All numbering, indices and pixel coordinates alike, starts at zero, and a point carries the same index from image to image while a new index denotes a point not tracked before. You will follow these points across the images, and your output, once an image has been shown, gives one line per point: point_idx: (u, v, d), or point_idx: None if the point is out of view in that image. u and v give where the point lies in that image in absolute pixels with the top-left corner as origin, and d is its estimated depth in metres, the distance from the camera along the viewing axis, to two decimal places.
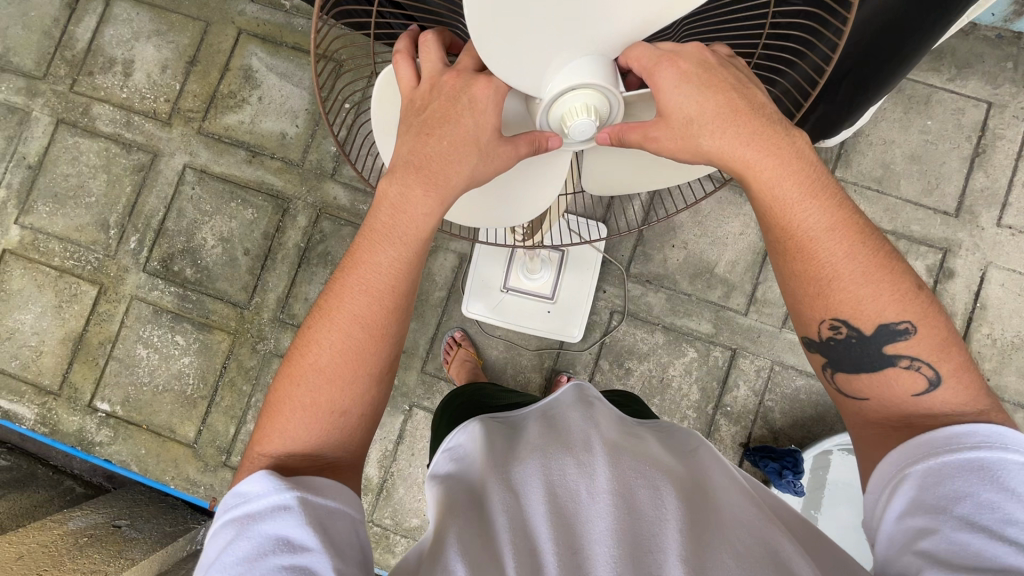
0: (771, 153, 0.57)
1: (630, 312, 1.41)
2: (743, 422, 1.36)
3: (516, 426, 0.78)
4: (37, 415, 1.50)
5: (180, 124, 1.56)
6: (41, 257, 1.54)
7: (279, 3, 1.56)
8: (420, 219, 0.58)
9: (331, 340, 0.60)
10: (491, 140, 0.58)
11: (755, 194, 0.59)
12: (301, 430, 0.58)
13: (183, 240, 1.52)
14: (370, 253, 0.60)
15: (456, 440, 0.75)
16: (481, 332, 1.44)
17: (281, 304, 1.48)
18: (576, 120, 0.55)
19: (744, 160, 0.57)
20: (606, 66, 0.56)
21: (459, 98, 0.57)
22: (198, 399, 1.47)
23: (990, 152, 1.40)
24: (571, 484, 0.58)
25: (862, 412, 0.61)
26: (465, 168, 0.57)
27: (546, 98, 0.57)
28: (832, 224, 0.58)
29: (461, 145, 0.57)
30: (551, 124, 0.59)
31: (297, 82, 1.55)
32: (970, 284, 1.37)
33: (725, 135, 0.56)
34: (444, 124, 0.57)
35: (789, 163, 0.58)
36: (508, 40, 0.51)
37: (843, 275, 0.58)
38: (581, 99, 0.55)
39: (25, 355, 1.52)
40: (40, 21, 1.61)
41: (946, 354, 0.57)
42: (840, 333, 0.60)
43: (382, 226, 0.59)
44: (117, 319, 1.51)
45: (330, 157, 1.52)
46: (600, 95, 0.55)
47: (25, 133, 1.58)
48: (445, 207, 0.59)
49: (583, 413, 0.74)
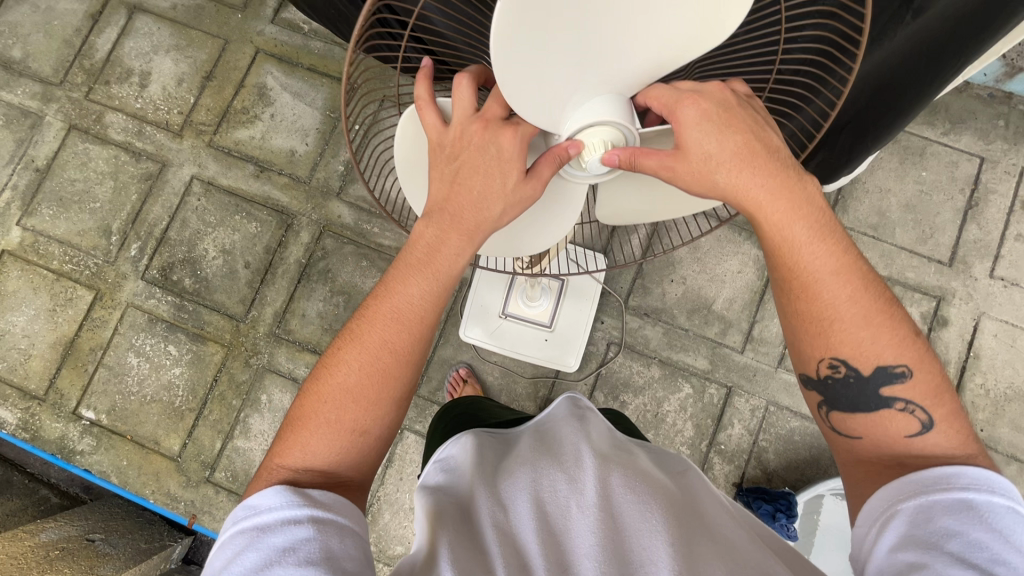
0: (782, 196, 0.59)
1: (627, 344, 1.41)
2: (737, 462, 1.35)
3: (508, 443, 0.78)
4: (19, 419, 1.47)
5: (192, 136, 1.58)
6: (39, 259, 1.54)
7: (298, 27, 1.62)
8: (451, 258, 0.60)
9: (358, 362, 0.60)
10: (520, 180, 0.59)
11: (765, 233, 0.61)
12: (322, 446, 0.57)
13: (184, 250, 1.52)
14: (402, 280, 0.61)
15: (448, 451, 0.75)
16: (477, 357, 1.43)
17: (278, 318, 1.48)
18: (593, 155, 0.57)
19: (755, 200, 0.59)
20: (621, 104, 0.58)
21: (492, 143, 0.59)
22: (185, 412, 1.45)
23: (982, 205, 1.43)
24: (562, 501, 0.58)
25: (854, 451, 0.61)
26: (494, 213, 0.59)
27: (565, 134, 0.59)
28: (839, 266, 0.59)
29: (492, 188, 0.59)
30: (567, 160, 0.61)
31: (310, 101, 1.58)
32: (964, 333, 1.38)
33: (741, 173, 0.58)
34: (474, 172, 0.59)
35: (794, 205, 0.59)
36: (534, 78, 0.52)
37: (843, 316, 0.59)
38: (599, 135, 0.57)
39: (13, 357, 1.49)
40: (62, 30, 1.65)
41: (938, 398, 0.58)
42: (839, 372, 0.61)
43: (415, 258, 0.61)
44: (110, 325, 1.50)
45: (337, 176, 1.53)
46: (616, 130, 0.57)
47: (36, 137, 1.60)
48: (472, 247, 0.60)
49: (576, 427, 0.75)
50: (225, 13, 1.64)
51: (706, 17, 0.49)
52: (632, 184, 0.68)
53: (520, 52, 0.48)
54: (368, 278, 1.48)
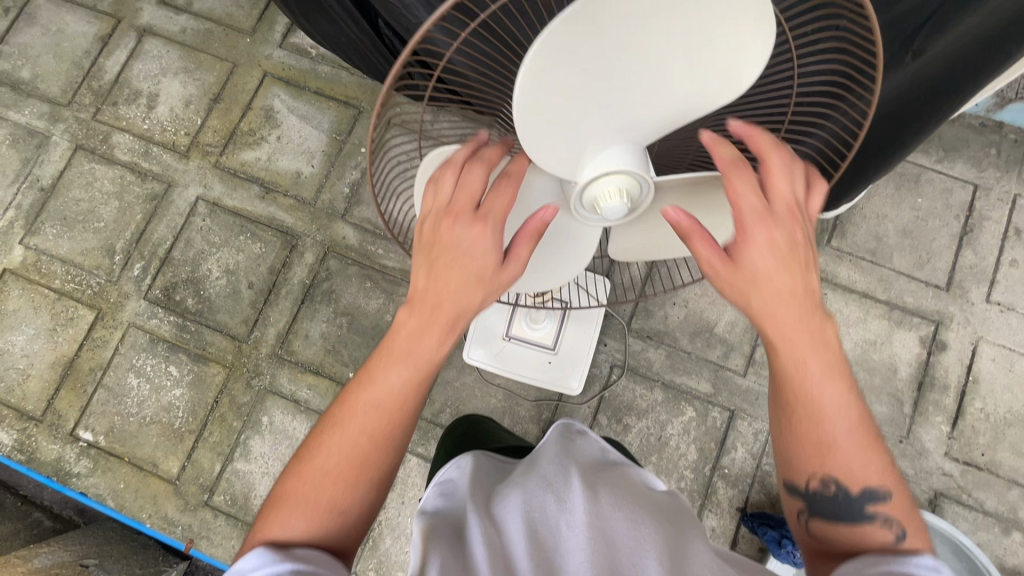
0: (805, 333, 0.59)
1: (630, 367, 1.42)
2: (741, 486, 1.35)
3: (505, 472, 0.81)
4: (15, 441, 1.45)
5: (198, 157, 1.59)
6: (41, 278, 1.54)
7: (306, 52, 1.64)
8: (430, 347, 0.61)
9: (340, 444, 0.60)
10: (497, 268, 0.60)
11: (777, 360, 0.60)
12: (300, 525, 0.56)
13: (187, 271, 1.52)
14: (384, 369, 0.62)
15: (448, 474, 0.77)
16: (480, 380, 1.43)
17: (280, 339, 1.48)
18: (609, 204, 0.58)
19: (779, 328, 0.59)
20: (636, 153, 0.59)
21: (466, 238, 0.58)
22: (185, 433, 1.43)
23: (977, 231, 1.46)
24: (552, 521, 0.61)
25: (826, 544, 0.60)
26: (474, 302, 0.60)
27: (580, 182, 0.60)
28: (845, 407, 0.58)
29: (470, 278, 0.59)
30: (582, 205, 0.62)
31: (316, 124, 1.60)
32: (963, 357, 1.39)
33: (774, 302, 0.58)
34: (452, 265, 0.59)
35: (814, 341, 0.59)
36: (555, 124, 0.53)
37: (840, 441, 0.58)
38: (614, 183, 0.58)
39: (11, 377, 1.48)
40: (72, 52, 1.67)
41: (909, 518, 0.57)
42: (828, 488, 0.58)
43: (395, 348, 0.62)
44: (111, 345, 1.49)
45: (342, 197, 1.54)
46: (632, 179, 0.58)
47: (42, 156, 1.61)
48: (451, 332, 0.61)
49: (567, 457, 0.79)
50: (234, 37, 1.67)
51: (726, 72, 0.51)
52: (643, 225, 0.70)
53: (544, 98, 0.49)
54: (372, 299, 1.49)
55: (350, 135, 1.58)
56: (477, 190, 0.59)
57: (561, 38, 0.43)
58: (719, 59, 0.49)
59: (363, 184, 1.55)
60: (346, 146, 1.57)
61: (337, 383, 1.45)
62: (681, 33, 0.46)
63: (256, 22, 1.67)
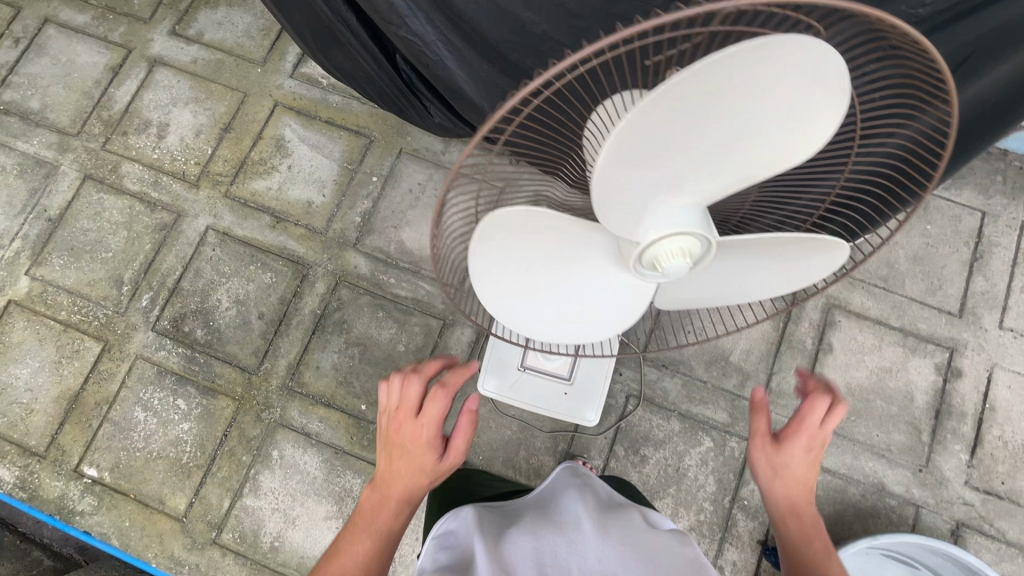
0: (806, 508, 0.68)
1: (646, 397, 1.41)
2: (761, 518, 1.33)
3: (509, 512, 0.82)
4: (17, 478, 1.41)
5: (208, 187, 1.58)
6: (47, 310, 1.51)
7: (317, 82, 1.65)
8: (387, 520, 0.67)
9: None
10: (441, 453, 0.69)
11: (784, 532, 0.68)
12: None
13: (197, 301, 1.50)
14: (351, 542, 0.66)
15: (448, 525, 0.77)
16: (495, 411, 1.42)
17: (291, 371, 1.46)
18: (672, 263, 0.57)
19: (785, 503, 0.69)
20: (700, 213, 0.58)
21: (415, 427, 0.68)
22: (193, 468, 1.40)
23: (987, 258, 1.47)
24: (564, 562, 0.63)
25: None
26: (423, 482, 0.68)
27: (641, 241, 0.58)
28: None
29: (420, 462, 0.68)
30: (641, 263, 0.60)
31: (327, 153, 1.60)
32: (979, 384, 1.39)
33: (782, 481, 0.69)
34: (403, 452, 0.68)
35: (815, 518, 0.68)
36: (629, 175, 0.52)
37: None
38: (677, 244, 0.57)
39: (14, 412, 1.45)
40: (82, 82, 1.68)
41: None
42: None
43: (359, 521, 0.68)
44: (118, 378, 1.46)
45: (354, 227, 1.54)
46: (696, 240, 0.57)
47: (51, 186, 1.60)
48: (407, 507, 0.69)
49: (572, 496, 0.81)
50: (245, 67, 1.68)
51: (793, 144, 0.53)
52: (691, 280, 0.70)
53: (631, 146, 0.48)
54: (384, 330, 1.47)
55: (361, 165, 1.58)
56: (421, 390, 0.70)
57: (676, 88, 0.42)
58: (798, 126, 0.51)
59: (375, 213, 1.55)
60: (357, 176, 1.57)
61: (349, 416, 1.43)
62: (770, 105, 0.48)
63: (267, 52, 1.68)
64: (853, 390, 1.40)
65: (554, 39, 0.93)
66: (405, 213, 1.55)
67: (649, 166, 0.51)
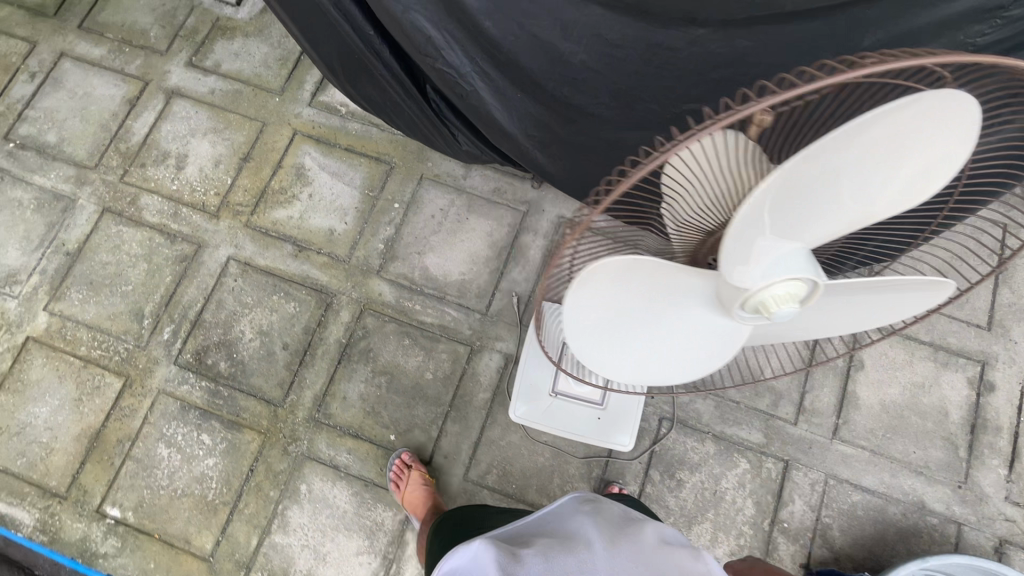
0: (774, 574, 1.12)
1: (679, 419, 1.39)
2: (802, 541, 1.31)
3: (516, 535, 0.85)
4: (37, 520, 1.37)
5: (228, 217, 1.57)
6: (66, 346, 1.49)
7: (335, 109, 1.65)
8: None
9: None
10: None
11: None
12: None
13: (220, 333, 1.48)
14: None
15: (453, 563, 0.78)
16: (526, 438, 1.40)
17: (317, 402, 1.43)
18: (783, 308, 0.51)
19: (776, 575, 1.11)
20: (810, 255, 0.52)
21: None
22: (219, 505, 1.37)
23: (1012, 270, 1.47)
24: None
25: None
26: None
27: (750, 285, 0.51)
28: None
29: None
30: (742, 306, 0.54)
31: (348, 181, 1.59)
32: (1013, 398, 1.38)
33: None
34: None
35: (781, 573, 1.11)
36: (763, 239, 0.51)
37: None
38: (790, 289, 0.51)
39: (33, 452, 1.41)
40: (99, 115, 1.67)
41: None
42: None
43: None
44: (140, 415, 1.43)
45: (377, 254, 1.53)
46: (807, 284, 0.51)
47: (68, 220, 1.58)
48: None
49: (580, 516, 0.86)
50: (263, 96, 1.68)
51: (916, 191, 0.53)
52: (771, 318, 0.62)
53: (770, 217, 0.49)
54: (411, 357, 1.46)
55: (383, 191, 1.58)
56: None
57: (816, 156, 0.45)
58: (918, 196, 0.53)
59: (398, 239, 1.54)
60: (379, 203, 1.57)
61: (378, 447, 1.40)
62: (899, 174, 0.50)
63: (284, 81, 1.69)
64: (887, 407, 1.38)
65: (593, 69, 0.94)
66: (428, 239, 1.54)
67: (795, 219, 0.50)
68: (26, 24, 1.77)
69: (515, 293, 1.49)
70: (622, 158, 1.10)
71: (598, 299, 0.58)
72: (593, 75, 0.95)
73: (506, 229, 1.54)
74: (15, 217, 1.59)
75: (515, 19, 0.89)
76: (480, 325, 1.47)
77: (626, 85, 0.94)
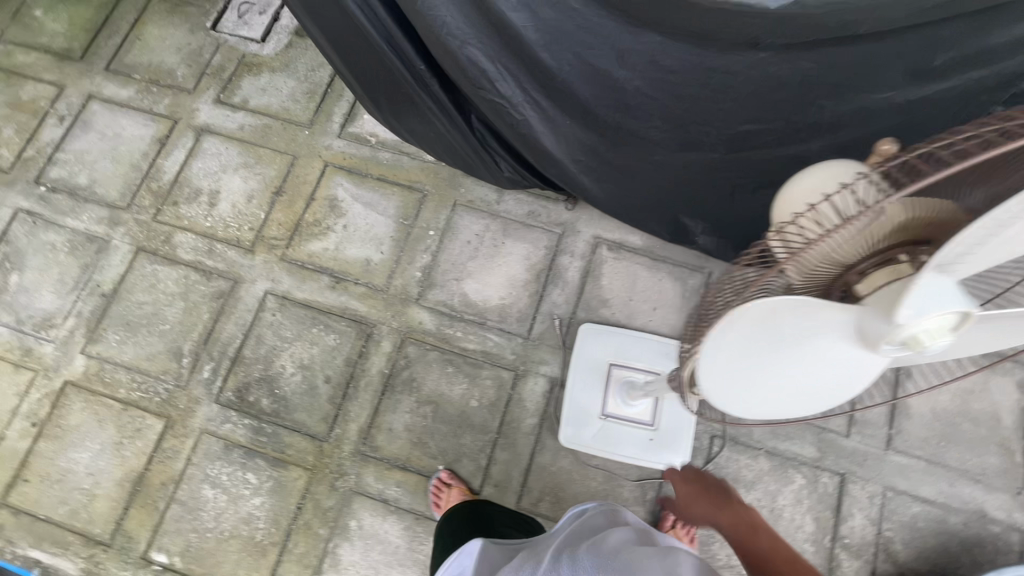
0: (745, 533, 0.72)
1: (731, 437, 1.38)
2: (865, 556, 1.29)
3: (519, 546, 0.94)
4: (81, 570, 1.34)
5: (264, 252, 1.57)
6: (105, 389, 1.47)
7: (365, 140, 1.67)
8: None
9: None
10: None
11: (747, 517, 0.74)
12: None
13: (260, 369, 1.47)
14: None
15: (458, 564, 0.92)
16: (577, 463, 1.38)
17: (363, 435, 1.41)
18: (928, 346, 0.42)
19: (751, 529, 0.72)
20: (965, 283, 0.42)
21: None
22: (268, 546, 1.34)
23: None
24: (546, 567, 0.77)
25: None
26: None
27: (890, 329, 0.41)
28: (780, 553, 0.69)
29: None
30: (885, 347, 0.43)
31: (382, 210, 1.60)
32: None
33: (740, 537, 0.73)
34: None
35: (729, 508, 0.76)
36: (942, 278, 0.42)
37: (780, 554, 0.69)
38: (936, 325, 0.41)
39: (76, 499, 1.39)
40: (129, 155, 1.68)
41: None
42: None
43: None
44: (183, 456, 1.41)
45: (415, 282, 1.53)
46: (960, 316, 0.41)
47: (103, 261, 1.58)
48: None
49: (570, 526, 0.95)
50: (292, 130, 1.69)
51: None
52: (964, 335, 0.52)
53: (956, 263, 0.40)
54: (455, 385, 1.44)
55: (417, 220, 1.58)
56: None
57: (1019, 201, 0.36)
58: None
59: (435, 266, 1.54)
60: (414, 231, 1.57)
61: (427, 478, 1.38)
62: None
63: (313, 114, 1.70)
64: (939, 415, 1.38)
65: (646, 94, 0.94)
66: (465, 265, 1.54)
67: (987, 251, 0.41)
68: (53, 69, 1.79)
69: (556, 316, 1.49)
70: (672, 177, 1.12)
71: (732, 356, 0.49)
72: (644, 99, 0.95)
73: (543, 252, 1.54)
74: (48, 260, 1.58)
75: (571, 49, 0.90)
76: (523, 350, 1.46)
77: (677, 108, 0.95)
